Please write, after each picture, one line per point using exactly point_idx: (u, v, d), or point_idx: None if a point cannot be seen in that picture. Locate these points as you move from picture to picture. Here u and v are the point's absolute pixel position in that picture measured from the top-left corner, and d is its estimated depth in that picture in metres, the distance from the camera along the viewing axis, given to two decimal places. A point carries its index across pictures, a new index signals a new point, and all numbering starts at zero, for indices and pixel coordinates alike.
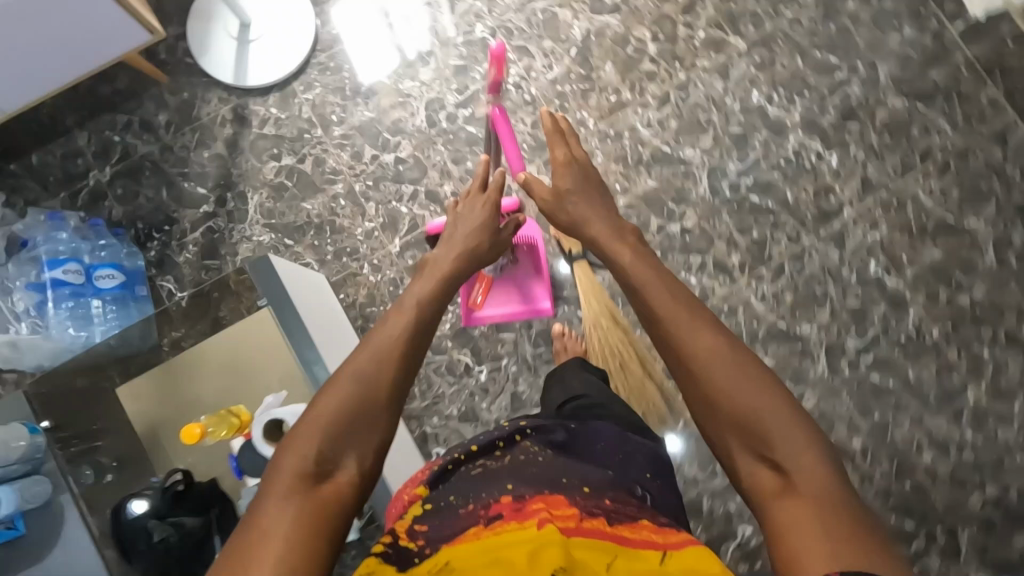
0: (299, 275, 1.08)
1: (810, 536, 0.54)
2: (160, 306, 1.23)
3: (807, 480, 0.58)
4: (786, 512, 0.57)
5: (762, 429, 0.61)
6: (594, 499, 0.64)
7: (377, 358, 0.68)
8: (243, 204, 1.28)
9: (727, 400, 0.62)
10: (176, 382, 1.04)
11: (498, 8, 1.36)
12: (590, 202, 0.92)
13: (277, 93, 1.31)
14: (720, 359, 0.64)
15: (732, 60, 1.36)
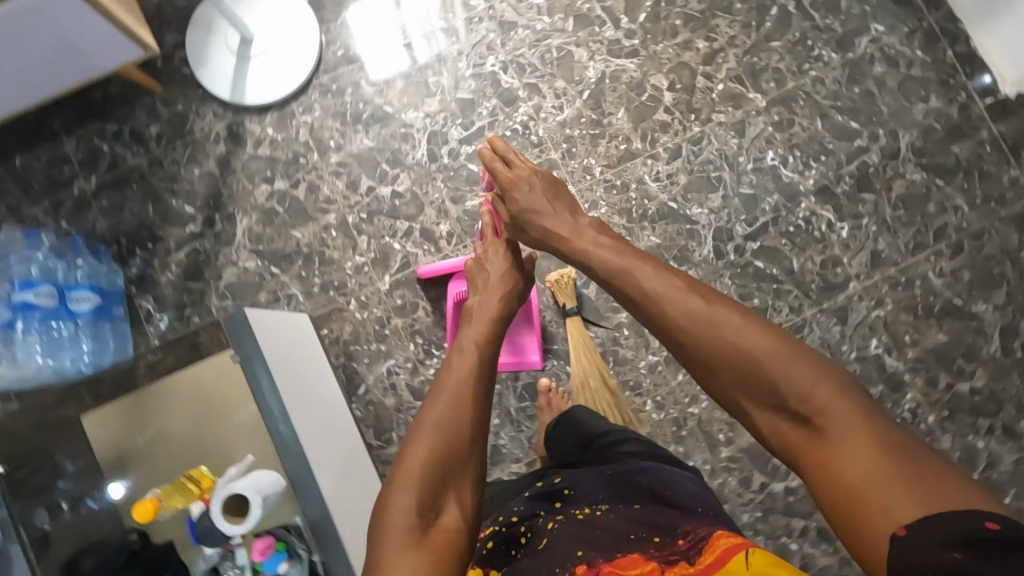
0: (280, 317, 1.03)
1: (858, 476, 0.55)
2: (138, 327, 1.18)
3: (833, 415, 0.60)
4: (823, 454, 0.59)
5: (774, 376, 0.63)
6: (667, 548, 0.66)
7: (448, 403, 0.75)
8: (231, 226, 1.24)
9: (738, 361, 0.66)
10: (149, 410, 0.94)
11: (511, 42, 1.31)
12: (546, 193, 0.95)
13: (275, 112, 1.26)
14: (710, 326, 0.69)
15: (750, 117, 1.31)
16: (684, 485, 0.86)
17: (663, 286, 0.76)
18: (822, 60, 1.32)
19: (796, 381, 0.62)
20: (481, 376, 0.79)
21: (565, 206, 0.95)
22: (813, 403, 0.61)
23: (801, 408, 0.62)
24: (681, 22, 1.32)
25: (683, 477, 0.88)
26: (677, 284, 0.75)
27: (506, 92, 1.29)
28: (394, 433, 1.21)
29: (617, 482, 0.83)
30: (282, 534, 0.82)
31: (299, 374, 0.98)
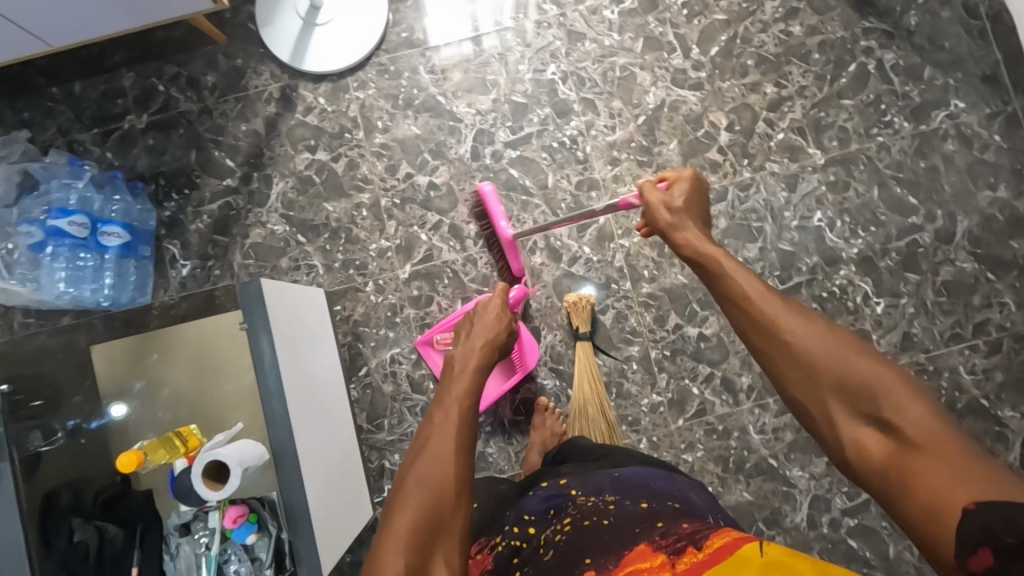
0: (298, 293, 1.03)
1: (942, 496, 0.48)
2: (161, 269, 1.21)
3: (922, 431, 0.51)
4: (909, 474, 0.51)
5: (857, 386, 0.56)
6: (673, 535, 0.65)
7: (440, 460, 0.68)
8: (266, 187, 1.25)
9: (826, 361, 0.58)
10: (153, 352, 0.97)
11: (576, 53, 1.28)
12: (684, 211, 0.85)
13: (330, 83, 1.26)
14: (801, 327, 0.61)
15: (805, 172, 1.26)
16: (691, 498, 0.82)
17: (740, 280, 0.69)
18: (892, 127, 1.27)
19: (880, 392, 0.54)
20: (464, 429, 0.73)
21: (696, 221, 0.84)
22: (900, 412, 0.53)
23: (883, 423, 0.54)
24: (753, 63, 1.28)
25: (696, 496, 0.83)
26: (749, 281, 0.68)
27: (561, 103, 1.27)
28: (386, 420, 1.21)
29: (627, 484, 0.80)
30: (255, 505, 0.82)
31: (303, 352, 0.98)
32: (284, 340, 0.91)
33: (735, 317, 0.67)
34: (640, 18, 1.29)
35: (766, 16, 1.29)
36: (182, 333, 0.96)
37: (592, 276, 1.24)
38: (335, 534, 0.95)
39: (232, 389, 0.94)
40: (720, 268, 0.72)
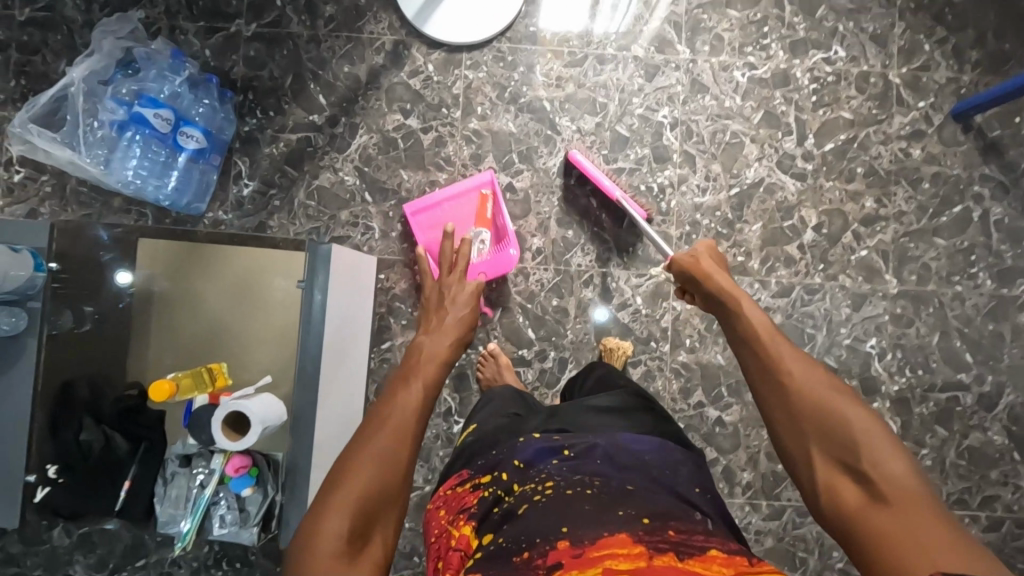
0: (351, 259, 0.97)
1: (901, 551, 0.53)
2: (224, 182, 1.19)
3: (896, 488, 0.57)
4: (878, 528, 0.56)
5: (842, 437, 0.62)
6: (657, 533, 0.60)
7: (387, 446, 0.68)
8: (349, 135, 1.22)
9: (820, 409, 0.64)
10: (196, 261, 0.99)
11: (693, 104, 1.25)
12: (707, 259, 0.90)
13: (443, 53, 1.23)
14: (802, 372, 0.68)
15: (874, 296, 1.24)
16: (683, 467, 0.78)
17: (753, 316, 0.76)
18: (974, 281, 1.24)
19: (863, 448, 0.60)
20: (418, 419, 0.72)
21: (720, 267, 0.89)
22: (880, 468, 0.59)
23: (861, 476, 0.60)
24: (861, 172, 1.25)
25: (688, 464, 0.80)
26: (761, 321, 0.75)
27: (662, 148, 1.24)
28: None
29: (622, 459, 0.76)
30: (259, 461, 0.82)
31: (352, 328, 0.99)
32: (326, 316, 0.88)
33: (742, 353, 0.74)
34: (767, 90, 1.25)
35: (891, 128, 1.25)
36: (230, 261, 0.99)
37: (635, 327, 1.23)
38: None
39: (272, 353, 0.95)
40: (737, 302, 0.79)
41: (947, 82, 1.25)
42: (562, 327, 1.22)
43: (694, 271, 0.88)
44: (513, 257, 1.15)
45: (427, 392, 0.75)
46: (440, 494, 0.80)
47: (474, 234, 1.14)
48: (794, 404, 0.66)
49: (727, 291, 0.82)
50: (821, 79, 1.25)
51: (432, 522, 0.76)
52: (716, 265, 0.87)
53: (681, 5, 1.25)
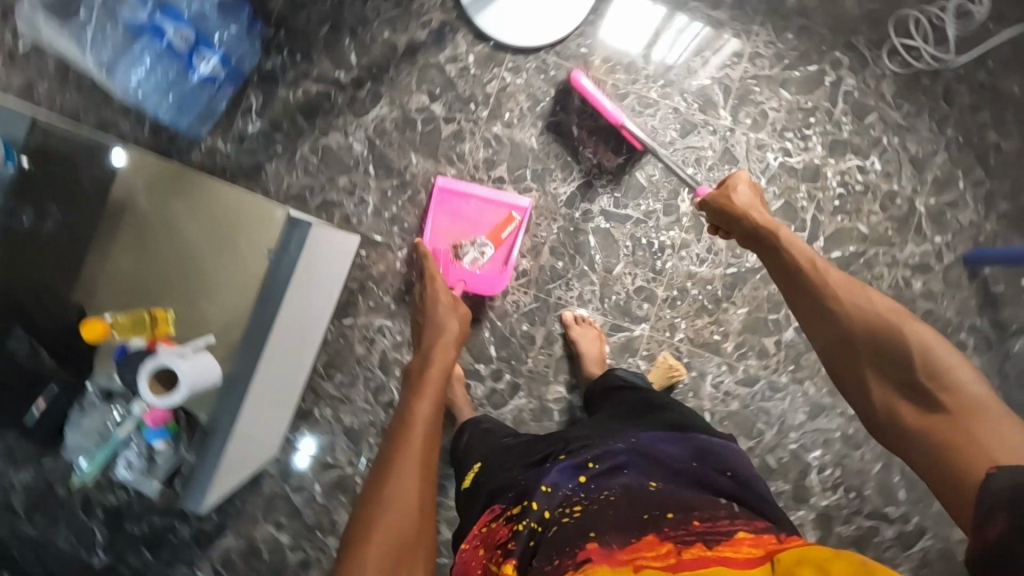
0: (327, 242, 0.98)
1: (961, 452, 0.58)
2: (231, 113, 1.16)
3: (958, 397, 0.61)
4: (943, 439, 0.60)
5: (898, 361, 0.65)
6: (680, 525, 0.59)
7: (399, 502, 0.72)
8: (370, 103, 1.18)
9: (878, 333, 0.68)
10: (185, 191, 0.92)
11: (718, 172, 1.22)
12: (751, 192, 0.94)
13: (488, 48, 1.19)
14: (853, 297, 0.72)
15: (831, 410, 1.24)
16: (714, 453, 0.75)
17: (793, 249, 0.81)
18: None
19: (922, 365, 0.64)
20: (421, 465, 0.77)
21: (762, 203, 0.93)
22: (942, 381, 0.62)
23: (919, 390, 0.63)
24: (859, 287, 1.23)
25: (720, 447, 0.76)
26: (803, 252, 0.80)
27: (674, 207, 1.22)
28: (339, 374, 1.19)
29: (646, 462, 0.72)
30: (179, 417, 0.86)
31: (315, 307, 1.01)
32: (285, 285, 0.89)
33: (791, 282, 0.79)
34: (793, 180, 1.22)
35: (901, 254, 1.23)
36: (219, 200, 0.92)
37: None
38: (230, 475, 0.95)
39: (220, 308, 0.88)
40: (777, 235, 0.84)
41: (969, 225, 1.23)
42: (524, 352, 1.21)
43: (737, 210, 0.91)
44: (499, 286, 1.15)
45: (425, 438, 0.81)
46: (474, 532, 0.74)
47: (478, 243, 1.14)
48: (852, 330, 0.70)
49: (766, 225, 0.86)
50: (850, 186, 1.23)
51: (468, 563, 0.71)
52: (758, 200, 0.92)
53: (737, 70, 1.22)
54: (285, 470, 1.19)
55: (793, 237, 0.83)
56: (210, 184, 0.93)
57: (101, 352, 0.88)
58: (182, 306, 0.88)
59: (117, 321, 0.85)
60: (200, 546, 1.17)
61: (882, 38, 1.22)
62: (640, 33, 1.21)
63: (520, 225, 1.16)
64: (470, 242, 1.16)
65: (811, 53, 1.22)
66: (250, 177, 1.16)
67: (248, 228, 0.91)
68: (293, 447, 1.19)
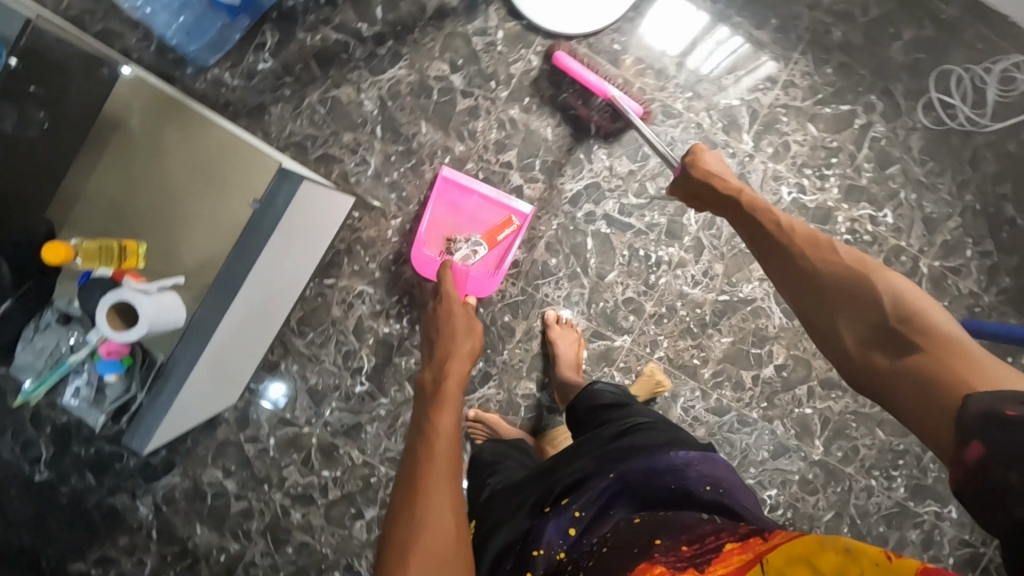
0: (316, 200, 0.92)
1: (949, 382, 0.48)
2: (244, 47, 1.11)
3: (934, 335, 0.52)
4: (921, 377, 0.51)
5: (869, 306, 0.58)
6: (670, 551, 0.54)
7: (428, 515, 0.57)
8: (389, 62, 1.14)
9: (847, 281, 0.60)
10: (177, 118, 0.88)
11: None
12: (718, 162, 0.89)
13: (519, 27, 1.15)
14: (818, 250, 0.65)
15: (795, 453, 1.23)
16: (693, 469, 0.67)
17: (756, 209, 0.76)
18: (890, 483, 1.23)
19: (894, 308, 0.56)
20: (442, 463, 0.62)
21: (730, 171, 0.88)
22: (914, 320, 0.54)
23: (893, 335, 0.55)
24: None
25: (697, 458, 0.69)
26: (768, 212, 0.74)
27: (678, 224, 1.19)
28: (312, 333, 1.17)
29: (633, 495, 0.65)
30: (136, 354, 0.85)
31: (298, 256, 0.97)
32: (263, 240, 0.83)
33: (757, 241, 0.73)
34: (802, 218, 1.20)
35: None
36: (208, 134, 0.88)
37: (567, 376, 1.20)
38: (182, 417, 0.93)
39: (195, 249, 0.87)
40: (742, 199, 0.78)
41: (968, 294, 1.21)
42: (501, 343, 1.19)
43: (708, 177, 0.86)
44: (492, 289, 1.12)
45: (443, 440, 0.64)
46: None
47: (472, 241, 1.12)
48: (818, 281, 0.63)
49: (733, 192, 0.80)
50: (858, 234, 1.20)
51: None
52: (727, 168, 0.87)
53: (768, 95, 1.18)
54: (242, 419, 1.17)
55: (759, 199, 0.78)
56: (202, 117, 0.88)
57: (65, 272, 0.88)
58: (155, 241, 0.87)
59: (83, 247, 0.83)
60: (145, 479, 1.16)
61: (920, 90, 1.19)
62: (677, 38, 1.17)
63: (518, 229, 1.13)
64: (464, 238, 1.14)
65: (846, 92, 1.18)
66: (253, 117, 1.12)
67: (236, 169, 0.87)
68: (254, 398, 1.17)
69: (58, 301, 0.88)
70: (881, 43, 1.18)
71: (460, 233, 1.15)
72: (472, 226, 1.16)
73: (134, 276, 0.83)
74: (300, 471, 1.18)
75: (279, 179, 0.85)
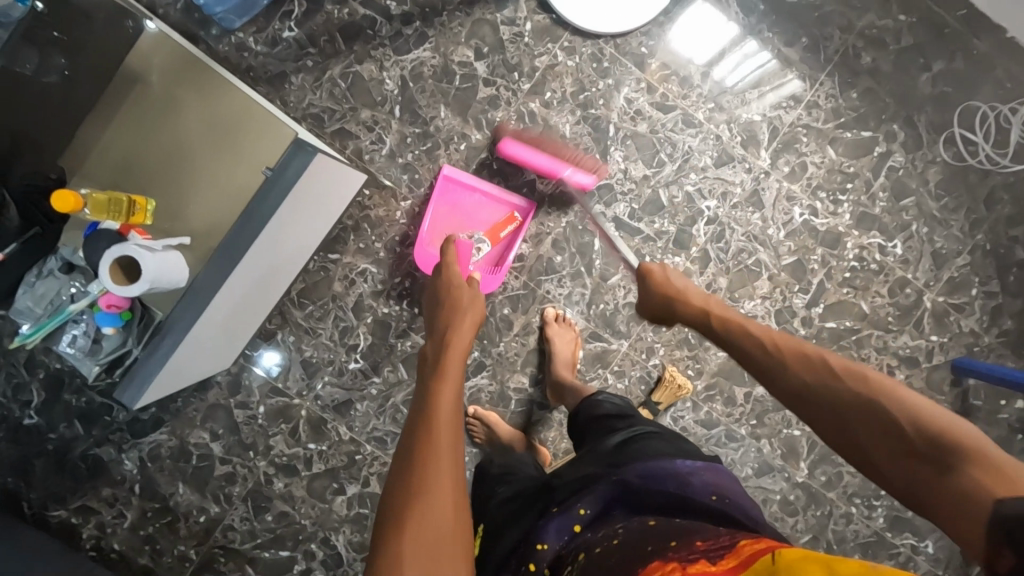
0: (329, 174, 0.91)
1: (982, 491, 0.43)
2: (271, 13, 1.10)
3: (950, 443, 0.47)
4: (954, 491, 0.45)
5: (874, 421, 0.52)
6: (684, 547, 0.51)
7: (427, 484, 0.54)
8: (414, 43, 1.13)
9: (841, 395, 0.56)
10: (196, 80, 0.89)
11: (740, 211, 1.19)
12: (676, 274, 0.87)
13: (548, 20, 1.14)
14: (803, 361, 0.60)
15: (779, 473, 1.23)
16: (697, 476, 0.66)
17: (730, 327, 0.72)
18: (869, 512, 1.24)
19: (899, 420, 0.51)
20: (443, 431, 0.59)
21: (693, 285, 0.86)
22: (922, 430, 0.49)
23: (918, 454, 0.49)
24: None
25: (700, 467, 0.67)
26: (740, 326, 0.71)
27: (687, 234, 1.19)
28: (311, 306, 1.17)
29: (639, 498, 0.63)
30: (135, 308, 0.87)
31: (309, 228, 0.97)
32: (271, 210, 0.83)
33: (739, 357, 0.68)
34: (811, 240, 1.19)
35: (894, 342, 1.21)
36: (224, 98, 0.88)
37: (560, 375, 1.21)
38: (183, 372, 0.93)
39: (204, 213, 0.88)
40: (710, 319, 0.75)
41: (969, 333, 1.21)
42: (498, 335, 1.19)
43: (673, 298, 0.83)
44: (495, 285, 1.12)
45: (445, 406, 0.61)
46: None
47: (475, 237, 1.13)
48: (816, 397, 0.58)
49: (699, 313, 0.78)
50: (865, 262, 1.20)
51: None
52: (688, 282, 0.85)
53: (790, 114, 1.17)
54: (233, 384, 1.18)
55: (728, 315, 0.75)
56: (221, 79, 0.89)
57: (72, 221, 0.88)
58: (165, 199, 0.88)
59: (93, 197, 0.82)
60: (133, 434, 1.16)
61: (943, 124, 1.18)
62: (706, 48, 1.16)
63: (518, 224, 1.14)
64: (468, 237, 1.14)
65: (869, 119, 1.18)
66: (273, 84, 1.12)
67: (250, 136, 0.88)
68: (248, 365, 1.18)
69: (61, 249, 0.88)
70: (910, 73, 1.17)
71: (462, 232, 1.15)
72: (474, 225, 1.16)
73: (141, 233, 0.84)
74: (286, 442, 1.19)
75: (293, 150, 0.85)
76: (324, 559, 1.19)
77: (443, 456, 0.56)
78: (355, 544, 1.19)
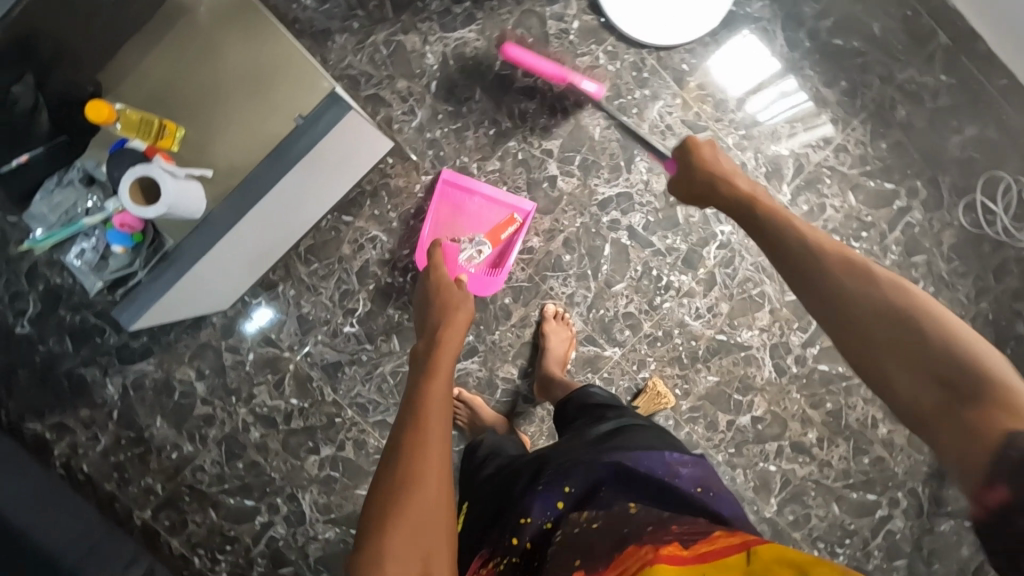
0: (362, 134, 0.90)
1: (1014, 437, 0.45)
2: None
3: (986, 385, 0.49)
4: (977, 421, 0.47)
5: (919, 345, 0.52)
6: (662, 531, 0.54)
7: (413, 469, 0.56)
8: (461, 23, 1.14)
9: (887, 314, 0.55)
10: (245, 26, 0.89)
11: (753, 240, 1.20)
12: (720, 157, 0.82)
13: (596, 22, 1.15)
14: (855, 273, 0.58)
15: (748, 505, 1.23)
16: (686, 468, 0.67)
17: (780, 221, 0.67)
18: (831, 558, 1.24)
19: (940, 351, 0.51)
20: (429, 419, 0.60)
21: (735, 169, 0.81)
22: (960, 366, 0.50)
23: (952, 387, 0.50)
24: (828, 407, 1.24)
25: (688, 462, 0.68)
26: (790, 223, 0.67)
27: (696, 254, 1.20)
28: (317, 264, 1.18)
29: (626, 484, 0.63)
30: (148, 233, 0.88)
31: (334, 181, 0.97)
32: (298, 153, 0.83)
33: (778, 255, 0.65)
34: None
35: None
36: (272, 44, 0.89)
37: None
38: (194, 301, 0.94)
39: (229, 152, 0.90)
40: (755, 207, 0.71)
41: None
42: (495, 323, 1.20)
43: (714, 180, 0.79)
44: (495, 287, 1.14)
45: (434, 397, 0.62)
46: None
47: (476, 241, 1.13)
48: (856, 312, 0.56)
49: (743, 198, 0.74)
50: None
51: None
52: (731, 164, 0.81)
53: (818, 153, 1.18)
54: (227, 327, 1.18)
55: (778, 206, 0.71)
56: (268, 26, 0.89)
57: (99, 138, 0.90)
58: (194, 135, 0.89)
59: (125, 113, 0.86)
60: (120, 360, 1.17)
61: (966, 188, 1.19)
62: (746, 75, 1.17)
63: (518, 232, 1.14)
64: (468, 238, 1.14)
65: (894, 171, 1.18)
66: (316, 40, 1.12)
67: (289, 82, 0.89)
68: (244, 311, 1.18)
69: (84, 161, 0.89)
70: (941, 134, 1.18)
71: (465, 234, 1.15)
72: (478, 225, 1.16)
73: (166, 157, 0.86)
74: (269, 393, 1.19)
75: (328, 99, 0.85)
76: (287, 515, 1.19)
77: (432, 454, 0.57)
78: (319, 504, 1.19)
